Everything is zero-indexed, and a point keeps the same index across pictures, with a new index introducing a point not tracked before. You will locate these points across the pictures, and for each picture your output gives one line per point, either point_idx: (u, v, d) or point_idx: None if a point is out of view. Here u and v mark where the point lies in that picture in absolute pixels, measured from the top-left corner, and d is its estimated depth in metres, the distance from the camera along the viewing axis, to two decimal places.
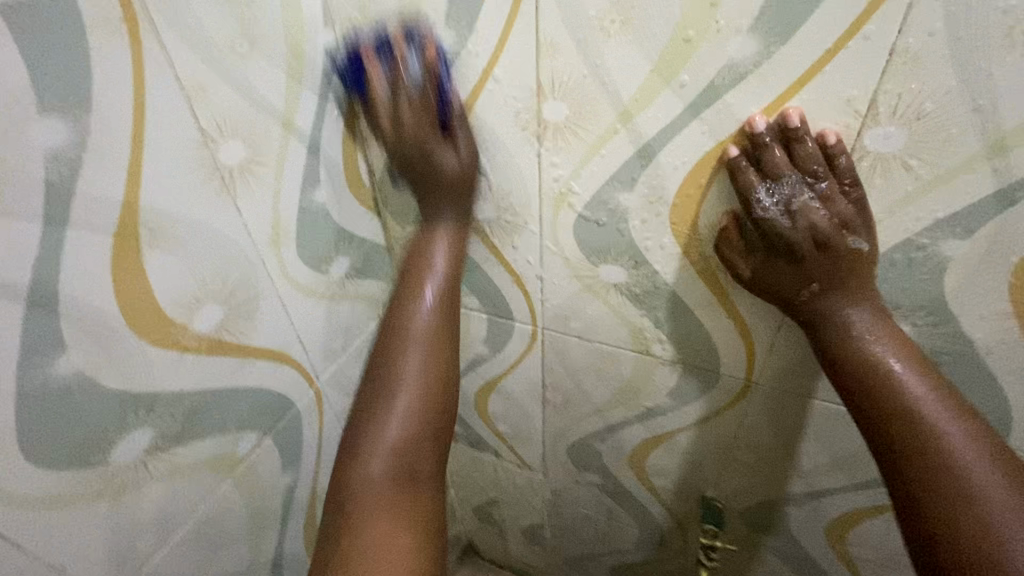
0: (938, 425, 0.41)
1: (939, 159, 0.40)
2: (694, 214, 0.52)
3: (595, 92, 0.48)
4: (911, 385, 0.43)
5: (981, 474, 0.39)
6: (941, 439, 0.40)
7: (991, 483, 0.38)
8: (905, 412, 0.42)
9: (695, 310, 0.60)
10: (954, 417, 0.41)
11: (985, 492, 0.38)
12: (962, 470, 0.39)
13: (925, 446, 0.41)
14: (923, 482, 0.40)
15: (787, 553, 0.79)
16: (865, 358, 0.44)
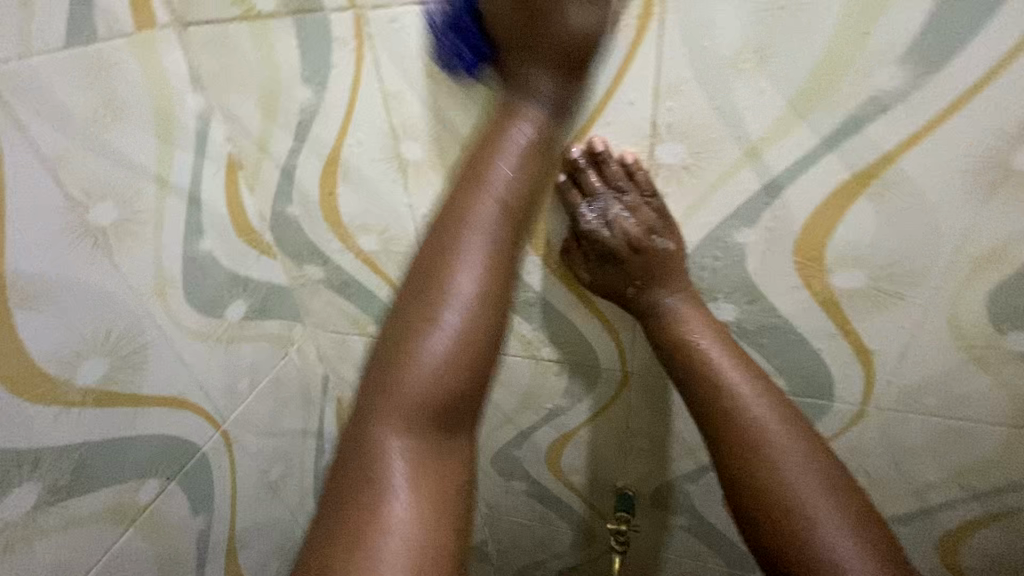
0: (758, 419, 0.49)
1: (714, 165, 0.50)
2: (544, 231, 0.59)
3: (438, 131, 0.55)
4: (736, 381, 0.51)
5: (787, 455, 0.48)
6: (759, 433, 0.49)
7: (797, 472, 0.48)
8: (731, 404, 0.50)
9: (566, 313, 0.66)
10: (764, 400, 0.50)
11: (786, 469, 0.48)
12: (771, 450, 0.48)
13: (745, 439, 0.49)
14: (750, 470, 0.49)
15: (695, 527, 0.85)
16: (696, 356, 0.52)
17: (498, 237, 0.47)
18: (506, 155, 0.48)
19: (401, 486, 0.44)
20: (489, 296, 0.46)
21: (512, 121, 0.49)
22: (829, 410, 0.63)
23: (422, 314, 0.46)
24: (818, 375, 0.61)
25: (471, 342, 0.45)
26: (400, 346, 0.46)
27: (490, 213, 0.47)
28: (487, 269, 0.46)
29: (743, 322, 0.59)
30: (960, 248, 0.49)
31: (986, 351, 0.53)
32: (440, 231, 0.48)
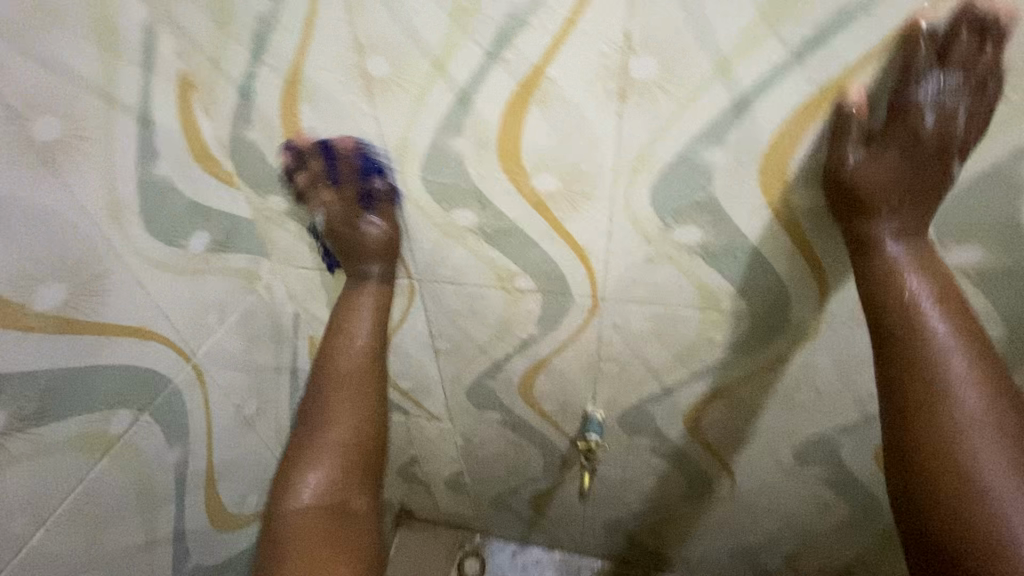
0: (947, 373, 0.49)
1: (685, 80, 0.50)
2: (518, 153, 0.59)
3: (408, 46, 0.53)
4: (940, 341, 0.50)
5: (965, 411, 0.48)
6: (948, 393, 0.49)
7: (992, 443, 0.47)
8: (931, 363, 0.50)
9: (540, 241, 0.67)
10: (964, 353, 0.50)
11: (962, 437, 0.48)
12: (946, 410, 0.49)
13: (947, 405, 0.49)
14: (911, 423, 0.50)
15: (658, 446, 0.93)
16: (887, 280, 0.52)
17: (377, 310, 0.74)
18: (364, 314, 0.73)
19: (327, 457, 0.65)
20: (370, 348, 0.72)
21: (356, 297, 0.73)
22: (785, 328, 0.68)
23: (335, 347, 0.72)
24: (776, 293, 0.65)
25: (358, 374, 0.71)
26: (331, 372, 0.71)
27: (368, 309, 0.73)
28: (372, 327, 0.73)
29: (710, 243, 0.61)
30: (912, 165, 0.51)
31: None
32: (339, 321, 0.74)
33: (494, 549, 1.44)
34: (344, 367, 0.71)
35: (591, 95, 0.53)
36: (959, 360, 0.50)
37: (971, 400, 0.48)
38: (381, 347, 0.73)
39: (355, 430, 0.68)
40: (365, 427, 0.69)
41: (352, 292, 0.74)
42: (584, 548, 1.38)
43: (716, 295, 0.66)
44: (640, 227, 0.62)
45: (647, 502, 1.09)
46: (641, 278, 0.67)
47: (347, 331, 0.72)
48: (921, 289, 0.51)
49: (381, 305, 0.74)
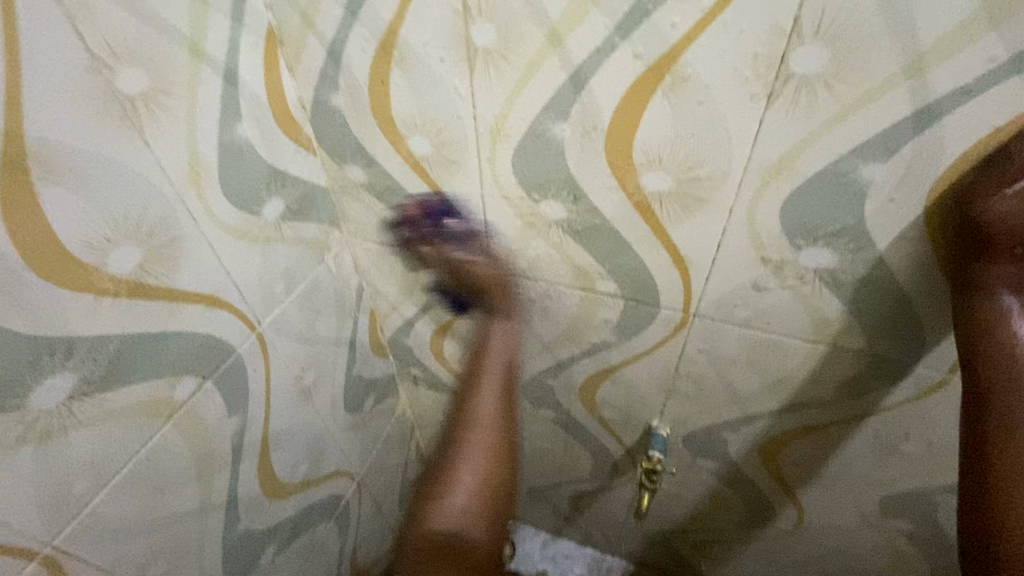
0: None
1: (860, 79, 0.41)
2: (629, 147, 0.51)
3: (522, 14, 0.46)
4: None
5: None
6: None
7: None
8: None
9: (634, 246, 0.60)
10: None
11: None
12: None
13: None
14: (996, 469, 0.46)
15: (723, 472, 0.86)
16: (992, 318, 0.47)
17: (512, 362, 0.72)
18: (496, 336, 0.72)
19: (466, 492, 0.64)
20: (503, 402, 0.69)
21: (486, 337, 0.72)
22: (909, 373, 0.59)
23: (471, 391, 0.70)
24: (908, 333, 0.55)
25: (505, 394, 0.70)
26: (466, 420, 0.68)
27: (499, 365, 0.71)
28: (498, 388, 0.70)
29: (842, 269, 0.53)
30: None
31: None
32: (475, 366, 0.71)
33: (524, 537, 1.42)
34: (479, 408, 0.68)
35: (733, 88, 0.45)
36: None
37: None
38: (512, 402, 0.70)
39: (490, 478, 0.65)
40: (499, 447, 0.67)
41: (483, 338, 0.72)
42: (619, 552, 1.34)
43: (833, 327, 0.58)
44: (759, 242, 0.54)
45: (697, 522, 1.03)
46: (745, 299, 0.59)
47: (485, 375, 0.70)
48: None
49: (512, 364, 0.72)
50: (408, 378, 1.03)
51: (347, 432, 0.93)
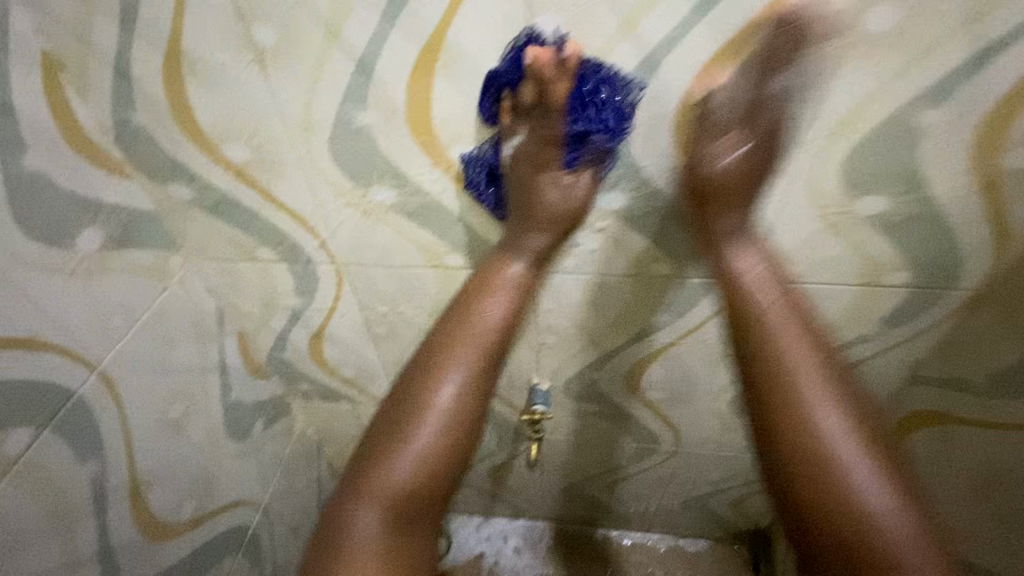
0: (800, 377, 0.54)
1: (591, 38, 0.49)
2: (428, 124, 0.56)
3: (296, 12, 0.50)
4: (790, 353, 0.55)
5: (821, 416, 0.53)
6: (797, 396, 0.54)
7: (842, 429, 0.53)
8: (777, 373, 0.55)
9: (464, 217, 0.65)
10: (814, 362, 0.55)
11: (822, 435, 0.52)
12: (806, 414, 0.53)
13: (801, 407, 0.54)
14: (779, 444, 0.54)
15: (605, 411, 0.95)
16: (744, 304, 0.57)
17: (534, 258, 0.64)
18: (498, 296, 0.63)
19: (433, 422, 0.60)
20: (480, 340, 0.63)
21: (520, 244, 0.63)
22: (710, 287, 0.69)
23: (480, 291, 0.64)
24: (699, 254, 0.65)
25: (485, 333, 0.63)
26: (449, 330, 0.63)
27: (524, 252, 0.64)
28: (504, 287, 0.64)
29: (634, 205, 0.61)
30: (816, 117, 0.51)
31: (839, 219, 0.58)
32: (489, 263, 0.65)
33: (459, 527, 1.44)
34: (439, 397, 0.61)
35: (499, 56, 0.51)
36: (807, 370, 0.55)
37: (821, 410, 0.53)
38: (530, 279, 0.65)
39: (445, 445, 0.60)
40: (452, 433, 0.60)
41: (509, 242, 0.64)
42: (548, 515, 1.40)
43: (644, 259, 0.66)
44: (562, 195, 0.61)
45: (600, 465, 1.12)
46: (569, 247, 0.67)
47: (500, 268, 0.64)
48: (762, 295, 0.57)
49: (529, 263, 0.64)
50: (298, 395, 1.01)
51: (238, 461, 0.90)
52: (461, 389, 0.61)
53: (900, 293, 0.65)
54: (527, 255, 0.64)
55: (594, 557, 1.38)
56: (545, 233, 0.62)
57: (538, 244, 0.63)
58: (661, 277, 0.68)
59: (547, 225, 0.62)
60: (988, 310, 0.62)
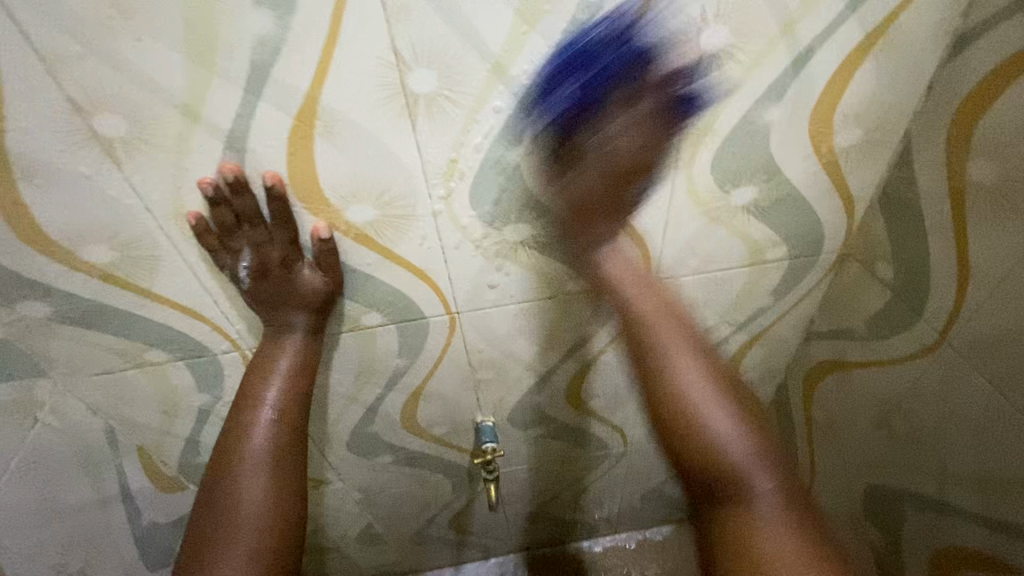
0: (731, 451, 0.54)
1: (467, 87, 0.49)
2: (317, 189, 0.54)
3: (144, 98, 0.46)
4: (699, 400, 0.55)
5: (722, 428, 0.55)
6: (734, 458, 0.53)
7: (715, 410, 0.55)
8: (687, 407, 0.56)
9: (374, 275, 0.63)
10: (699, 367, 0.57)
11: (729, 449, 0.54)
12: (708, 422, 0.55)
13: (720, 462, 0.54)
14: (682, 449, 0.55)
15: (553, 429, 0.95)
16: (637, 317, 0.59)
17: (293, 368, 0.65)
18: (286, 352, 0.65)
19: (248, 528, 0.58)
20: (282, 440, 0.64)
21: (275, 353, 0.65)
22: None
23: (244, 418, 0.63)
24: None
25: (287, 423, 0.64)
26: (235, 439, 0.63)
27: (287, 363, 0.65)
28: (289, 386, 0.65)
29: (540, 234, 0.62)
30: (684, 129, 0.56)
31: (721, 212, 0.64)
32: (251, 373, 0.65)
33: None
34: (251, 448, 0.62)
35: (377, 115, 0.50)
36: (692, 376, 0.57)
37: (768, 486, 0.53)
38: (303, 394, 0.66)
39: (276, 508, 0.60)
40: (281, 492, 0.61)
41: (268, 344, 0.65)
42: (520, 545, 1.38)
43: (560, 280, 0.68)
44: (471, 234, 0.61)
45: (559, 481, 1.12)
46: (487, 284, 0.67)
47: (264, 379, 0.64)
48: (688, 377, 0.57)
49: (298, 366, 0.65)
50: None
51: None
52: (274, 432, 0.63)
53: (783, 266, 0.72)
54: (299, 340, 0.65)
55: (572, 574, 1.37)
56: (299, 309, 0.63)
57: (303, 322, 0.64)
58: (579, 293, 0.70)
59: (298, 304, 0.62)
60: (852, 265, 0.72)
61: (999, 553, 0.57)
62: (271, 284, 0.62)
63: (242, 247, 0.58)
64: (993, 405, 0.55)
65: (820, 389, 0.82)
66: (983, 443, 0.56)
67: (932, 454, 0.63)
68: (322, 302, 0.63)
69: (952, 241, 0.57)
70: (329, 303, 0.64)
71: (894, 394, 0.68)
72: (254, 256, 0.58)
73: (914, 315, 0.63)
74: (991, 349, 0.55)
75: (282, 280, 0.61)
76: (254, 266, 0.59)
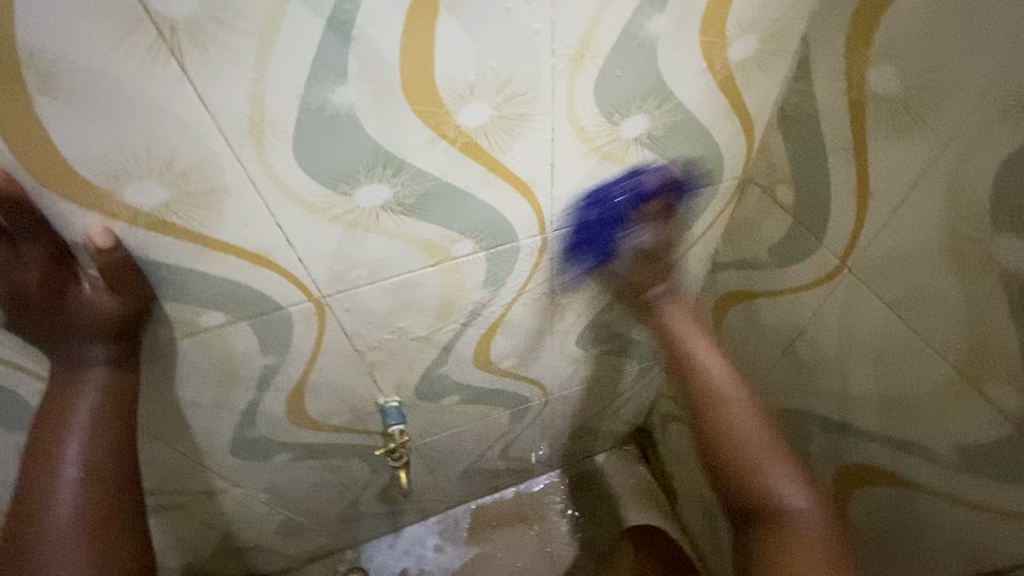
0: (760, 466, 0.66)
1: (245, 7, 0.35)
2: (69, 169, 0.40)
3: None
4: (724, 413, 0.70)
5: (749, 436, 0.68)
6: (767, 477, 0.66)
7: (760, 439, 0.68)
8: (726, 427, 0.69)
9: (196, 269, 0.50)
10: (740, 397, 0.70)
11: (761, 467, 0.66)
12: (730, 430, 0.69)
13: (762, 489, 0.65)
14: (737, 468, 0.67)
15: (468, 395, 0.89)
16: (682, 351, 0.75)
17: (99, 410, 0.51)
18: (93, 387, 0.51)
19: None
20: (97, 501, 0.50)
21: (70, 396, 0.51)
22: (519, 251, 0.63)
23: (40, 483, 0.49)
24: (495, 222, 0.58)
25: (103, 477, 0.51)
26: (30, 513, 0.48)
27: (89, 407, 0.51)
28: (96, 435, 0.51)
29: (403, 195, 0.51)
30: (554, 50, 0.45)
31: (611, 147, 0.56)
32: (40, 424, 0.51)
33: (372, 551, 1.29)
34: (60, 520, 0.48)
35: (119, 56, 0.35)
36: (736, 407, 0.70)
37: (796, 500, 0.64)
38: (119, 439, 0.52)
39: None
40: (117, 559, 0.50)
41: (62, 387, 0.52)
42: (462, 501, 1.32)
43: (440, 245, 0.58)
44: (311, 205, 0.48)
45: (486, 441, 1.08)
46: (349, 261, 0.55)
47: (60, 429, 0.50)
48: (709, 356, 0.74)
49: (105, 406, 0.52)
50: None
51: None
52: (92, 492, 0.50)
53: (684, 199, 0.66)
54: (101, 375, 0.52)
55: (514, 518, 1.32)
56: (93, 338, 0.51)
57: (102, 354, 0.52)
58: (466, 255, 0.61)
59: (90, 333, 0.50)
60: (754, 191, 0.67)
61: (898, 470, 0.58)
62: (41, 314, 0.48)
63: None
64: (892, 328, 0.53)
65: (728, 321, 0.80)
66: (882, 366, 0.56)
67: (835, 378, 0.63)
68: (119, 326, 0.50)
69: (851, 160, 0.52)
70: (131, 326, 0.51)
71: (798, 322, 0.66)
72: (4, 284, 0.45)
73: (814, 242, 0.60)
74: (888, 273, 0.52)
75: (55, 308, 0.48)
76: (8, 295, 0.46)
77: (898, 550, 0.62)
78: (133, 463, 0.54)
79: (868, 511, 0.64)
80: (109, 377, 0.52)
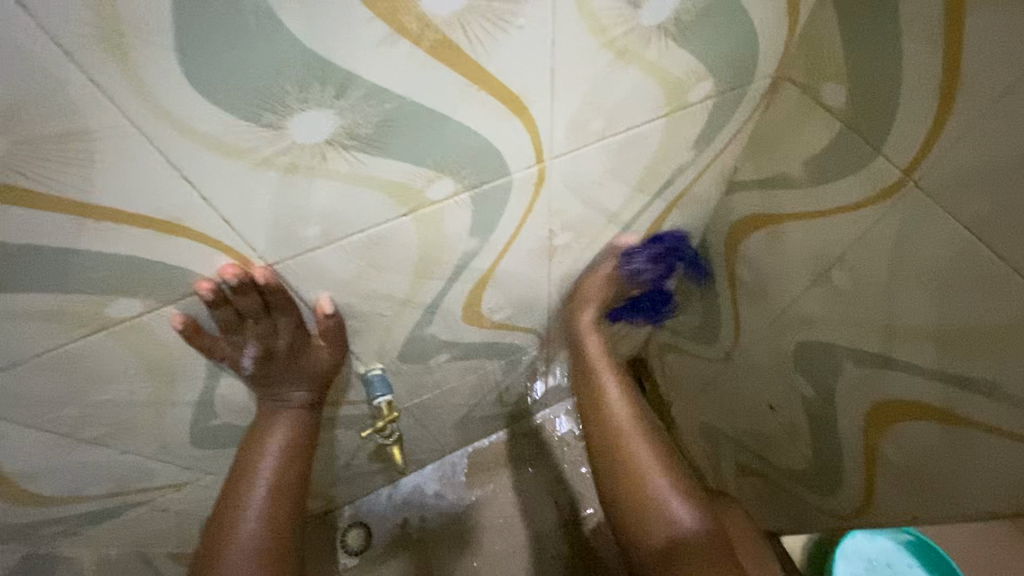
0: (651, 482, 0.62)
1: None
2: None
3: None
4: (631, 447, 0.65)
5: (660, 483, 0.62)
6: (652, 486, 0.62)
7: (640, 453, 0.65)
8: (621, 453, 0.66)
9: (86, 245, 0.36)
10: (637, 432, 0.67)
11: (635, 457, 0.65)
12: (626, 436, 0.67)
13: (633, 471, 0.64)
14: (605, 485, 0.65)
15: (459, 353, 0.79)
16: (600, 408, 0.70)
17: (285, 447, 0.57)
18: (283, 424, 0.58)
19: None
20: (276, 524, 0.54)
21: (263, 433, 0.57)
22: (511, 187, 0.51)
23: (236, 498, 0.55)
24: (488, 157, 0.46)
25: (283, 501, 0.56)
26: (227, 523, 0.54)
27: (278, 440, 0.57)
28: (282, 465, 0.57)
29: (355, 124, 0.37)
30: None
31: (628, 39, 0.42)
32: (240, 461, 0.57)
33: (371, 507, 1.16)
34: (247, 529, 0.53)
35: None
36: (641, 450, 0.65)
37: (680, 512, 0.60)
38: (298, 478, 0.58)
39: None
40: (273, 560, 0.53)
41: (263, 414, 0.58)
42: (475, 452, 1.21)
43: (411, 187, 0.45)
44: (226, 145, 0.35)
45: (480, 393, 0.99)
46: (296, 216, 0.42)
47: (255, 455, 0.57)
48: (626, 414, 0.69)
49: (296, 436, 0.58)
50: (53, 535, 0.69)
51: None
52: (274, 504, 0.55)
53: (707, 106, 0.54)
54: (295, 415, 0.58)
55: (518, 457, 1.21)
56: (301, 386, 0.57)
57: (301, 397, 0.58)
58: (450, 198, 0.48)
59: (302, 380, 0.57)
60: (792, 90, 0.54)
61: (949, 405, 0.52)
62: (278, 367, 0.55)
63: (245, 340, 0.51)
64: (962, 251, 0.45)
65: (745, 247, 0.70)
66: (944, 297, 0.48)
67: (878, 310, 0.55)
68: (326, 377, 0.58)
69: (938, 40, 0.41)
70: (332, 375, 0.59)
71: (835, 248, 0.57)
72: (257, 345, 0.52)
73: (869, 150, 0.49)
74: (970, 187, 0.43)
75: (290, 364, 0.55)
76: (258, 355, 0.53)
77: (930, 481, 0.59)
78: (303, 493, 0.59)
79: (904, 446, 0.60)
80: (303, 412, 0.59)
